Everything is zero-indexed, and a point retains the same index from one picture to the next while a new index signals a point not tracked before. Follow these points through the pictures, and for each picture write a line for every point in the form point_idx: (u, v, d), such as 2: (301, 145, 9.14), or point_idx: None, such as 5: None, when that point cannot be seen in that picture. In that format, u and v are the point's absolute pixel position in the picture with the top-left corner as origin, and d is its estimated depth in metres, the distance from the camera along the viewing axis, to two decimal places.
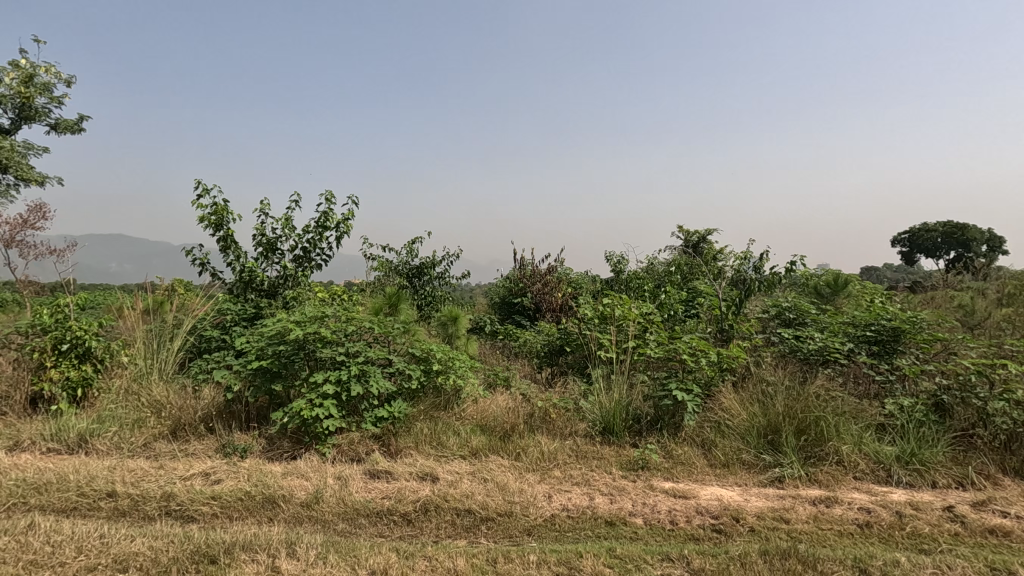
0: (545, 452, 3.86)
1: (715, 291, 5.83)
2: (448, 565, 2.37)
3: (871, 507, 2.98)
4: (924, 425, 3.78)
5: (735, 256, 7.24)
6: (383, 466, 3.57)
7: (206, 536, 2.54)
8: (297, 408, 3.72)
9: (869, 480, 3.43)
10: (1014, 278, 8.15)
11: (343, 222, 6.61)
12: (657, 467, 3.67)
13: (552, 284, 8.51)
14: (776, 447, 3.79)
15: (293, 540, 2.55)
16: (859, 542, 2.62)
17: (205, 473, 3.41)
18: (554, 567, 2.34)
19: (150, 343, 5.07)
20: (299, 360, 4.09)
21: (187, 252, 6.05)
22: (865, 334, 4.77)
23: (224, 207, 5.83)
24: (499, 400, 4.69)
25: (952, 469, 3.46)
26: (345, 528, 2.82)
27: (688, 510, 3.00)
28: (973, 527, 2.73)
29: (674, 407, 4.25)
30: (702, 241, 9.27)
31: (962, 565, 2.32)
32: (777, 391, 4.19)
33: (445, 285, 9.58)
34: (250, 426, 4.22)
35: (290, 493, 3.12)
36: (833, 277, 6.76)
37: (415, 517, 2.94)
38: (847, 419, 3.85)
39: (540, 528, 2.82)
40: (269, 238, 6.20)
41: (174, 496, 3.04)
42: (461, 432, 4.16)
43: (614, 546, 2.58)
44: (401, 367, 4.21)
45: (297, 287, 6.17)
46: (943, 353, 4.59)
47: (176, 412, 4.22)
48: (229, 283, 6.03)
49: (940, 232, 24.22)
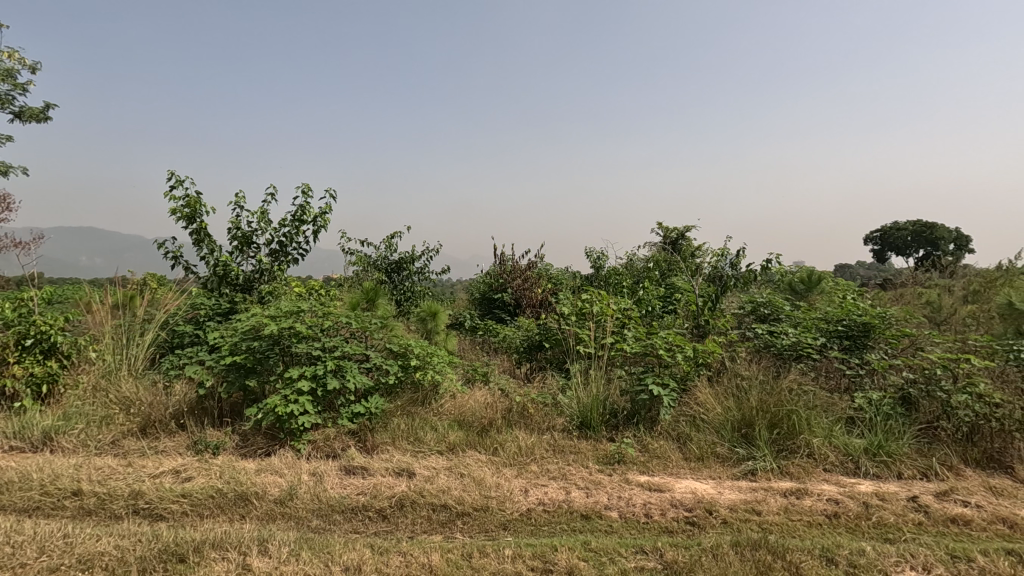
0: (523, 447, 3.87)
1: (692, 286, 5.93)
2: (423, 560, 2.36)
3: (839, 498, 3.05)
4: (891, 418, 3.88)
5: (712, 252, 7.33)
6: (359, 462, 3.54)
7: (176, 535, 2.48)
8: (271, 404, 3.66)
9: (838, 472, 3.52)
10: (978, 275, 8.47)
11: (321, 216, 6.53)
12: (633, 460, 3.71)
13: (532, 280, 8.54)
14: (749, 441, 3.85)
15: (265, 538, 2.51)
16: (827, 532, 2.68)
17: (175, 470, 3.35)
18: (528, 561, 2.35)
19: (120, 338, 4.94)
20: (274, 355, 4.03)
21: (159, 245, 5.91)
22: (836, 329, 4.90)
23: (197, 200, 5.70)
24: (477, 395, 4.67)
25: (917, 461, 3.55)
26: (320, 525, 2.79)
27: (662, 503, 3.03)
28: (936, 516, 2.81)
29: (650, 401, 4.31)
30: (681, 238, 9.39)
31: (925, 553, 2.38)
32: (751, 385, 4.27)
33: (425, 281, 9.56)
34: (224, 422, 4.15)
35: (264, 490, 3.07)
36: (806, 274, 6.89)
37: (390, 513, 2.93)
38: (818, 413, 3.94)
39: (516, 522, 2.84)
40: (244, 231, 6.09)
41: (142, 494, 2.97)
42: (438, 428, 4.15)
43: (589, 539, 2.60)
44: (378, 362, 4.18)
45: (273, 281, 6.07)
46: (910, 349, 4.73)
47: (146, 409, 4.12)
48: (203, 277, 5.91)
49: (911, 231, 24.86)
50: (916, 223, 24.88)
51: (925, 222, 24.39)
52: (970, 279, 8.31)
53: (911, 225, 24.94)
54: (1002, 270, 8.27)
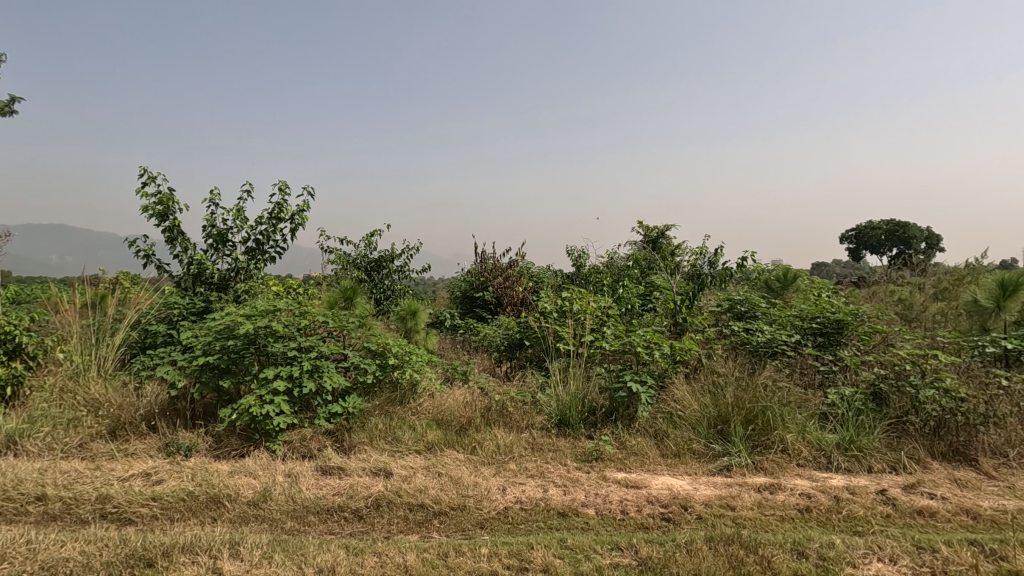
0: (501, 445, 3.87)
1: (670, 285, 5.99)
2: (399, 561, 2.34)
3: (811, 492, 3.11)
4: (862, 414, 3.96)
5: (690, 251, 7.41)
6: (335, 462, 3.51)
7: (144, 540, 2.43)
8: (246, 405, 3.60)
9: (810, 467, 3.58)
10: (947, 273, 8.73)
11: (299, 214, 6.45)
12: (611, 458, 3.73)
13: (513, 278, 8.54)
14: (725, 437, 3.90)
15: (237, 540, 2.47)
16: (799, 526, 2.73)
17: (145, 473, 3.28)
18: (504, 560, 2.35)
19: (88, 339, 4.82)
20: (249, 355, 3.97)
21: (131, 243, 5.78)
22: (810, 326, 5.00)
23: (169, 196, 5.58)
24: (455, 394, 4.65)
25: (886, 455, 3.64)
26: (294, 527, 2.76)
27: (638, 500, 3.06)
28: (903, 509, 2.88)
29: (629, 399, 4.34)
30: (661, 237, 9.45)
31: (891, 544, 2.44)
32: (727, 382, 4.32)
33: (405, 279, 9.51)
34: (196, 424, 4.08)
35: (236, 492, 3.02)
36: (782, 272, 6.99)
37: (366, 513, 2.91)
38: (792, 409, 4.01)
39: (493, 521, 2.83)
40: (219, 229, 5.98)
41: (110, 498, 2.90)
42: (416, 428, 4.12)
43: (565, 537, 2.61)
44: (356, 362, 4.16)
45: (249, 280, 5.99)
46: (881, 345, 4.87)
47: (115, 411, 4.02)
48: (177, 276, 5.80)
49: (885, 231, 25.45)
50: (890, 222, 25.50)
51: (898, 220, 24.99)
52: (939, 276, 8.58)
53: (885, 224, 25.53)
54: (970, 268, 8.53)
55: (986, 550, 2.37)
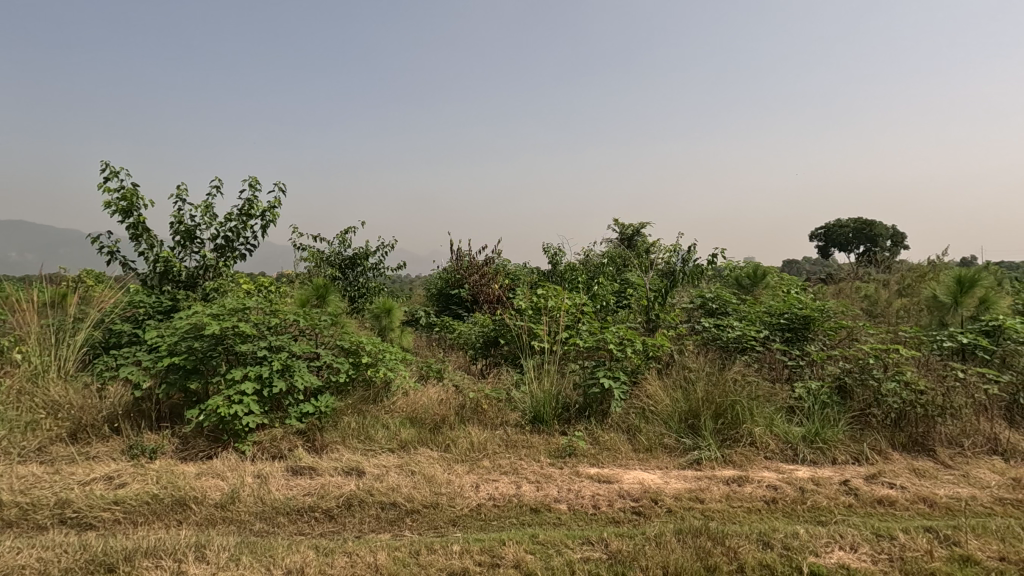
0: (475, 442, 3.86)
1: (644, 282, 6.06)
2: (369, 560, 2.32)
3: (777, 484, 3.18)
4: (827, 407, 4.06)
5: (664, 248, 7.50)
6: (306, 462, 3.46)
7: (106, 544, 2.37)
8: (214, 405, 3.52)
9: (777, 459, 3.66)
10: (910, 270, 9.01)
11: (270, 210, 6.33)
12: (584, 453, 3.76)
13: (489, 276, 8.50)
14: (695, 431, 3.97)
15: (203, 543, 2.42)
16: (765, 517, 2.79)
17: (108, 476, 3.19)
18: (476, 556, 2.35)
19: (47, 339, 4.65)
20: (217, 355, 3.88)
21: (93, 240, 5.60)
22: (778, 322, 5.12)
23: (134, 192, 5.42)
24: (430, 392, 4.62)
25: (849, 446, 3.74)
26: (262, 528, 2.72)
27: (610, 494, 3.09)
28: (865, 499, 2.97)
29: (602, 395, 4.37)
30: (636, 234, 9.55)
31: (852, 533, 2.51)
32: (698, 377, 4.40)
33: (380, 277, 9.40)
34: (162, 425, 4.00)
35: (203, 494, 2.96)
36: (752, 269, 7.14)
37: (338, 513, 2.88)
38: (760, 403, 4.10)
39: (465, 518, 2.83)
40: (187, 226, 5.84)
41: (70, 502, 2.82)
42: (390, 426, 4.10)
43: (537, 532, 2.62)
44: (329, 360, 4.12)
45: (218, 278, 5.87)
46: (846, 340, 5.03)
47: (76, 413, 3.90)
48: (142, 274, 5.65)
49: (852, 229, 26.10)
50: (857, 221, 26.17)
51: (865, 219, 25.66)
52: (903, 274, 8.84)
53: (853, 224, 26.17)
54: (932, 265, 8.82)
55: (940, 536, 2.47)
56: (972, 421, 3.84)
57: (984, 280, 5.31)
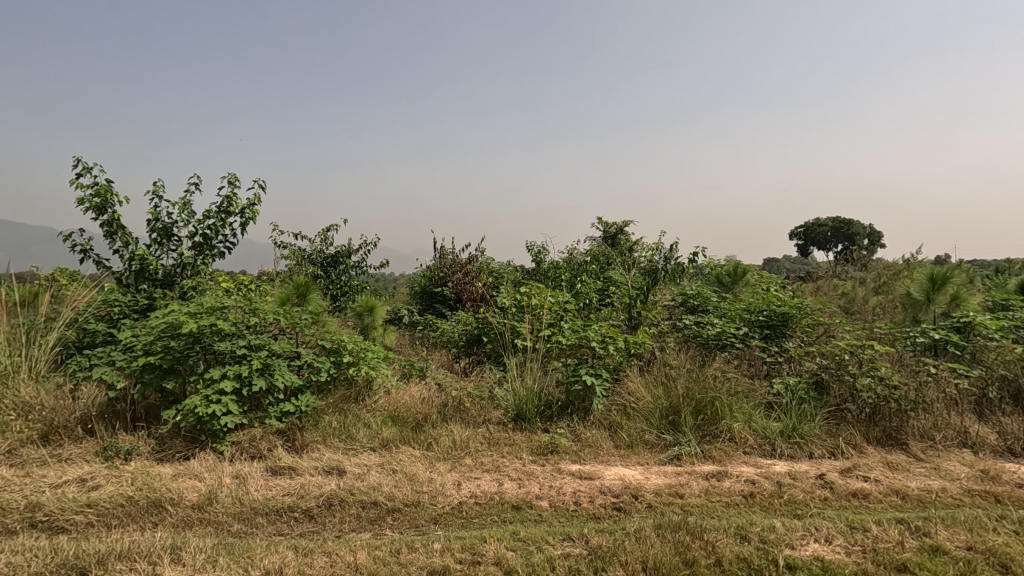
0: (457, 440, 3.86)
1: (626, 279, 6.11)
2: (349, 560, 2.31)
3: (755, 478, 3.23)
4: (805, 402, 4.14)
5: (646, 246, 7.56)
6: (286, 462, 3.43)
7: (79, 548, 2.32)
8: (191, 405, 3.46)
9: (756, 454, 3.71)
10: (887, 267, 9.20)
11: (249, 208, 6.24)
12: (565, 450, 3.78)
13: (472, 274, 8.49)
14: (676, 427, 4.01)
15: (180, 545, 2.39)
16: (743, 511, 2.84)
17: (81, 479, 3.13)
18: (456, 554, 2.35)
19: (17, 339, 4.53)
20: (194, 354, 3.82)
21: (66, 237, 5.48)
22: (757, 319, 5.19)
23: (108, 188, 5.31)
24: (412, 391, 4.60)
25: (826, 441, 3.80)
26: (240, 529, 2.69)
27: (591, 490, 3.11)
28: (840, 492, 3.03)
29: (584, 392, 4.40)
30: (620, 232, 9.61)
31: (827, 526, 2.56)
32: (679, 373, 4.45)
33: (363, 275, 9.34)
34: (137, 426, 3.93)
35: (180, 495, 2.92)
36: (733, 267, 7.23)
37: (317, 513, 2.85)
38: (739, 399, 4.15)
39: (447, 516, 2.83)
40: (164, 223, 5.73)
41: (41, 506, 2.75)
42: (372, 424, 4.08)
43: (518, 529, 2.63)
44: (309, 359, 4.08)
45: (196, 276, 5.78)
46: (823, 337, 5.13)
47: (47, 414, 3.81)
48: (118, 272, 5.54)
49: (832, 228, 26.52)
50: (836, 220, 26.60)
51: (844, 218, 26.07)
52: (879, 271, 9.02)
53: (832, 224, 26.58)
54: (907, 263, 9.01)
55: (911, 527, 2.53)
56: (943, 415, 3.94)
57: (954, 278, 5.45)
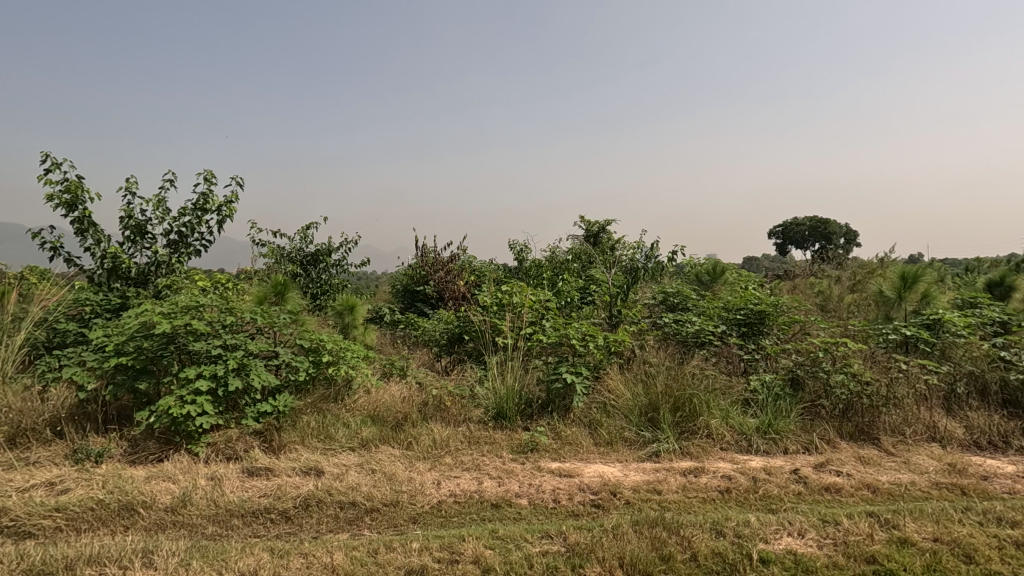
0: (437, 439, 3.85)
1: (606, 278, 6.15)
2: (326, 560, 2.29)
3: (731, 474, 3.27)
4: (780, 399, 4.21)
5: (627, 244, 7.61)
6: (263, 463, 3.38)
7: (46, 553, 2.27)
8: (165, 405, 3.39)
9: (732, 450, 3.77)
10: (861, 266, 9.38)
11: (226, 205, 6.14)
12: (545, 448, 3.79)
13: (454, 273, 8.46)
14: (654, 424, 4.05)
15: (152, 548, 2.34)
16: (719, 506, 2.88)
17: (50, 482, 3.05)
18: (435, 553, 2.34)
19: None
20: (169, 355, 3.75)
21: (34, 234, 5.33)
22: (735, 317, 5.26)
23: (78, 185, 5.18)
24: (392, 390, 4.57)
25: (800, 436, 3.87)
26: (215, 531, 2.64)
27: (570, 488, 3.13)
28: (813, 486, 3.09)
29: (564, 390, 4.42)
30: (602, 232, 9.65)
31: (800, 520, 2.61)
32: (658, 371, 4.49)
33: (343, 274, 9.26)
34: (109, 428, 3.84)
35: (153, 498, 2.86)
36: (711, 266, 7.31)
37: (295, 514, 2.82)
38: (716, 396, 4.21)
39: (426, 515, 2.82)
40: (137, 221, 5.61)
41: (7, 510, 2.68)
42: (351, 424, 4.05)
43: (497, 528, 2.63)
44: (287, 359, 4.04)
45: (171, 274, 5.67)
46: (799, 334, 5.21)
47: (15, 417, 3.70)
48: (89, 271, 5.40)
49: (809, 227, 26.99)
50: (813, 220, 27.06)
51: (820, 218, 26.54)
52: (854, 270, 9.20)
53: (810, 224, 27.04)
54: (880, 262, 9.21)
55: (880, 520, 2.59)
56: (913, 410, 4.03)
57: (925, 276, 5.59)
